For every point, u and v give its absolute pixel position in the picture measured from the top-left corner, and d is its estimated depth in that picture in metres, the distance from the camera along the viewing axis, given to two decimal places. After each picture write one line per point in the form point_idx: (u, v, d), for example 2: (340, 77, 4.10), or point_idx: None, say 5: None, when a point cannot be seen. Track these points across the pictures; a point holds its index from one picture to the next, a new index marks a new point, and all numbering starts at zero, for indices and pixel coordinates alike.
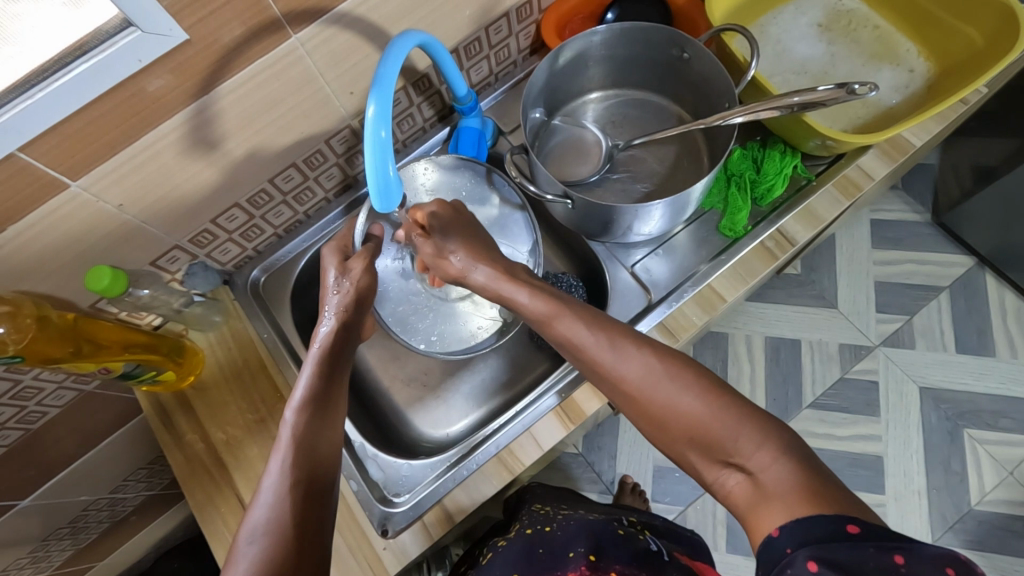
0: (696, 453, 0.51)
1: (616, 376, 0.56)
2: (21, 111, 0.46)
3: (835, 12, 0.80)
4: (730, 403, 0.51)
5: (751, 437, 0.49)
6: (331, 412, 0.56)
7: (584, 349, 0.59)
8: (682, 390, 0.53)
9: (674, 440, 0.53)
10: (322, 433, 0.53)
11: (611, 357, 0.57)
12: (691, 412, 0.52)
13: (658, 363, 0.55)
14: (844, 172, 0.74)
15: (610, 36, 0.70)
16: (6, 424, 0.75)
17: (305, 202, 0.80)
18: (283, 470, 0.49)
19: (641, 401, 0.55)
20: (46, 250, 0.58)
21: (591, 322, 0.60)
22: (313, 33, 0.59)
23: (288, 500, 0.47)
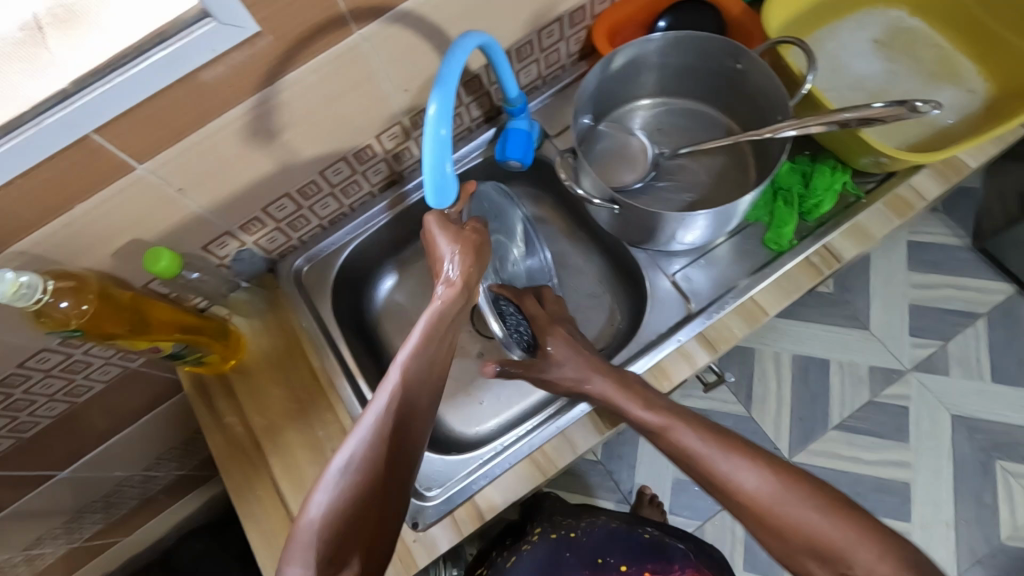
0: (808, 557, 0.51)
1: (732, 488, 0.55)
2: (100, 95, 0.48)
3: (893, 29, 0.79)
4: (851, 514, 0.51)
5: (870, 548, 0.49)
6: (418, 408, 0.54)
7: (699, 459, 0.57)
8: (812, 510, 0.52)
9: (790, 551, 0.53)
10: (404, 429, 0.52)
11: (726, 465, 0.56)
12: (825, 535, 0.51)
13: (779, 481, 0.54)
14: (895, 191, 0.72)
15: (664, 44, 0.71)
16: (54, 395, 0.78)
17: (352, 195, 0.81)
18: (370, 435, 0.50)
19: (760, 515, 0.54)
20: (108, 228, 0.60)
21: (711, 434, 0.59)
22: (375, 29, 0.60)
23: (368, 468, 0.49)
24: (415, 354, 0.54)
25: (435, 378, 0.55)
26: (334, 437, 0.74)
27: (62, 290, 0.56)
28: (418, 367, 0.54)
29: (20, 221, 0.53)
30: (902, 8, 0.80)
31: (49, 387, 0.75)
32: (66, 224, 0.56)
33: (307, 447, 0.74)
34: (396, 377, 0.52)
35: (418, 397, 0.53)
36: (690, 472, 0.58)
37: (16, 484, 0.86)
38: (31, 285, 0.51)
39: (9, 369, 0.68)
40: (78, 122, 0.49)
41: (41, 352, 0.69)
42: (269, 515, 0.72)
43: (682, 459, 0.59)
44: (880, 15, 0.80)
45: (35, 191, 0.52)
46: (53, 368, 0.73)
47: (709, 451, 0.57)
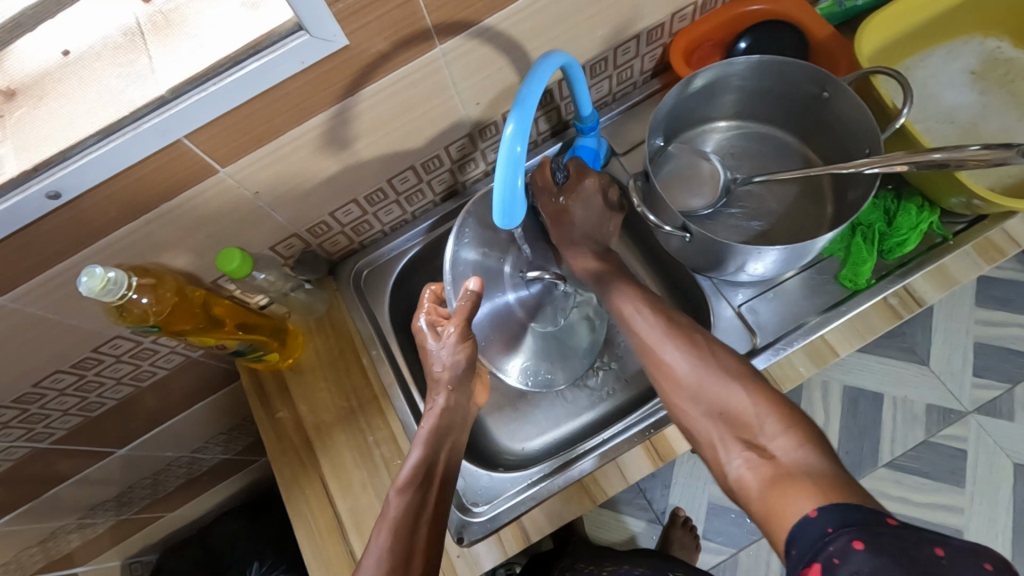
0: (726, 429, 0.56)
1: (667, 371, 0.61)
2: (194, 102, 0.49)
3: (992, 60, 0.75)
4: (772, 399, 0.55)
5: (777, 423, 0.53)
6: (429, 492, 0.61)
7: (643, 342, 0.64)
8: (733, 388, 0.57)
9: (701, 420, 0.59)
10: (419, 513, 0.59)
11: (660, 353, 0.62)
12: (739, 409, 0.56)
13: (702, 359, 0.60)
14: (986, 235, 0.68)
15: (747, 68, 0.68)
16: (121, 378, 0.81)
17: (415, 203, 0.82)
18: (399, 512, 0.59)
19: (689, 384, 0.59)
20: (186, 227, 0.62)
21: (660, 321, 0.65)
22: (457, 44, 0.60)
23: (398, 537, 0.57)
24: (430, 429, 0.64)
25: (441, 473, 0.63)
26: (384, 443, 0.74)
27: (144, 287, 0.58)
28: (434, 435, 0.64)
29: (108, 216, 0.55)
30: (1002, 38, 0.75)
31: (117, 371, 0.78)
32: (149, 221, 0.58)
33: (356, 450, 0.75)
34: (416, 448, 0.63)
35: (430, 482, 0.61)
36: (656, 373, 0.63)
37: (79, 457, 0.91)
38: (118, 281, 0.53)
39: (83, 353, 0.71)
40: (172, 127, 0.50)
41: (115, 338, 0.72)
42: (317, 516, 0.73)
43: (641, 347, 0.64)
44: (978, 45, 0.75)
45: (125, 188, 0.54)
46: (122, 354, 0.76)
47: (703, 369, 0.59)
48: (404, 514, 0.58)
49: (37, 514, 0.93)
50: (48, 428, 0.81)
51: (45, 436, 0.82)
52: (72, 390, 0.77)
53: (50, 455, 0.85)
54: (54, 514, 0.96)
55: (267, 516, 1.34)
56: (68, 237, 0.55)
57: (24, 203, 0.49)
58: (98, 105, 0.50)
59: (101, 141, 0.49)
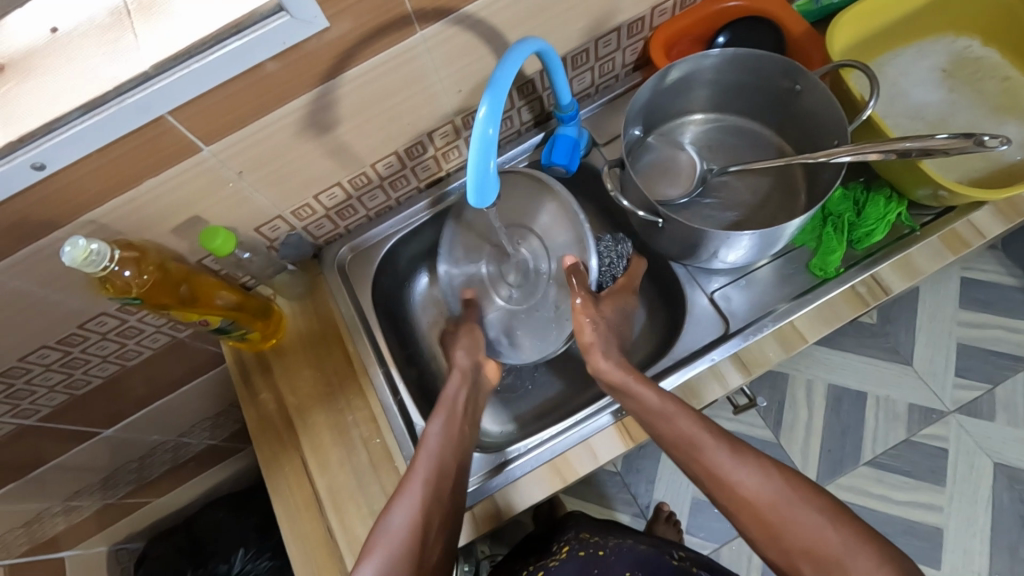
0: (814, 570, 0.55)
1: (738, 492, 0.60)
2: (178, 79, 0.51)
3: (963, 58, 0.76)
4: (854, 525, 0.55)
5: (870, 559, 0.53)
6: (451, 460, 0.65)
7: (696, 445, 0.62)
8: (817, 516, 0.56)
9: (788, 557, 0.57)
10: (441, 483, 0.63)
11: (733, 473, 0.60)
12: (821, 544, 0.55)
13: (786, 487, 0.58)
14: (953, 227, 0.70)
15: (722, 60, 0.70)
16: (107, 357, 0.82)
17: (399, 189, 0.83)
18: (418, 495, 0.61)
19: (758, 510, 0.58)
20: (170, 204, 0.63)
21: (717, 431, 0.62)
22: (437, 30, 0.62)
23: (418, 517, 0.60)
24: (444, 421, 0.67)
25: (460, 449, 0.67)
26: (363, 423, 0.75)
27: (126, 260, 0.59)
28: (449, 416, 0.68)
29: (93, 190, 0.57)
30: (974, 37, 0.77)
31: (103, 348, 0.80)
32: (135, 197, 0.60)
33: (335, 430, 0.76)
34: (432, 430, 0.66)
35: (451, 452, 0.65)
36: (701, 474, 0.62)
37: (65, 436, 0.92)
38: (101, 253, 0.55)
39: (69, 329, 0.73)
40: (155, 103, 0.52)
41: (100, 315, 0.73)
42: (295, 493, 0.74)
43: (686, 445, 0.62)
44: (950, 43, 0.77)
45: (108, 163, 0.55)
46: (107, 332, 0.77)
47: (712, 444, 0.61)
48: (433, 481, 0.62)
49: (23, 492, 0.94)
50: (33, 405, 0.82)
51: (30, 413, 0.83)
52: (58, 366, 0.78)
53: (36, 432, 0.86)
54: (39, 494, 0.97)
55: (252, 504, 1.35)
56: (53, 210, 0.57)
57: (9, 174, 0.50)
58: (82, 80, 0.51)
59: (85, 115, 0.51)
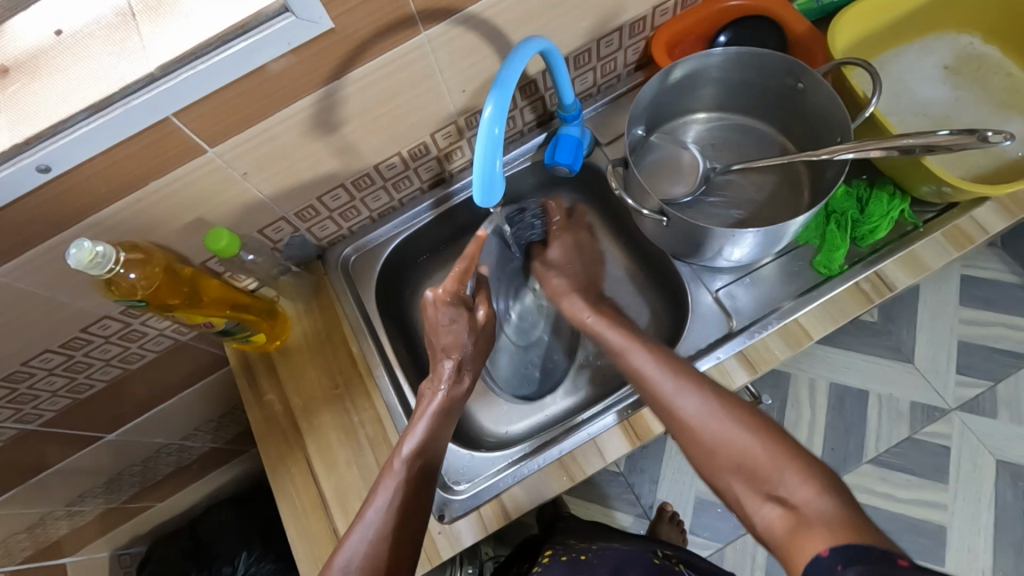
0: (743, 484, 0.54)
1: (677, 413, 0.60)
2: (184, 80, 0.51)
3: (964, 55, 0.77)
4: (781, 445, 0.53)
5: (794, 472, 0.51)
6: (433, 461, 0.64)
7: (648, 382, 0.62)
8: (735, 427, 0.56)
9: (720, 470, 0.56)
10: (424, 483, 0.62)
11: (672, 397, 0.60)
12: (751, 454, 0.54)
13: (715, 405, 0.58)
14: (956, 223, 0.70)
15: (725, 59, 0.70)
16: (110, 360, 0.82)
17: (402, 190, 0.83)
18: (390, 506, 0.60)
19: (691, 426, 0.58)
20: (175, 205, 0.63)
21: (661, 358, 0.64)
22: (442, 30, 0.62)
23: (387, 530, 0.58)
24: (426, 429, 0.65)
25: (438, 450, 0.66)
26: (369, 424, 0.75)
27: (131, 262, 0.59)
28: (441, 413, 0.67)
29: (98, 191, 0.57)
30: (974, 35, 0.77)
31: (107, 352, 0.79)
32: (139, 199, 0.60)
33: (341, 430, 0.76)
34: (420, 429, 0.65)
35: (433, 458, 0.64)
36: (648, 400, 0.63)
37: (68, 440, 0.92)
38: (106, 254, 0.55)
39: (72, 332, 0.72)
40: (160, 105, 0.52)
41: (104, 318, 0.73)
42: (302, 494, 0.74)
43: (634, 379, 0.64)
44: (951, 40, 0.78)
45: (112, 165, 0.55)
46: (111, 335, 0.77)
47: (661, 377, 0.62)
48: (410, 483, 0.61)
49: (25, 497, 0.93)
50: (37, 409, 0.82)
51: (33, 418, 0.83)
52: (61, 370, 0.78)
53: (39, 436, 0.86)
54: (41, 499, 0.97)
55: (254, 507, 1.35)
56: (57, 212, 0.56)
57: (15, 175, 0.50)
58: (88, 82, 0.51)
59: (91, 117, 0.51)
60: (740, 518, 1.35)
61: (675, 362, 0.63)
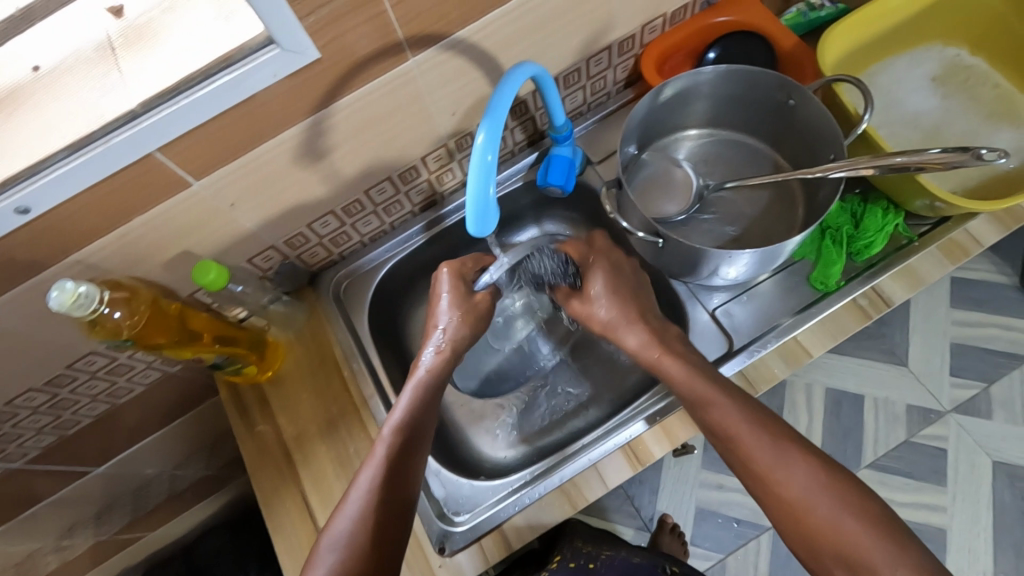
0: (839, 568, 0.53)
1: (772, 482, 0.57)
2: (168, 115, 0.49)
3: (953, 66, 0.77)
4: (886, 531, 0.52)
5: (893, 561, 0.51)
6: (420, 434, 0.64)
7: (742, 444, 0.59)
8: (846, 512, 0.53)
9: (818, 555, 0.55)
10: (410, 454, 0.63)
11: (776, 471, 0.57)
12: (850, 535, 0.53)
13: (820, 481, 0.55)
14: (951, 235, 0.70)
15: (716, 77, 0.70)
16: (97, 395, 0.80)
17: (393, 214, 0.82)
18: (374, 479, 0.60)
19: (788, 502, 0.56)
20: (160, 239, 0.62)
21: (753, 413, 0.60)
22: (430, 56, 0.61)
23: (373, 503, 0.59)
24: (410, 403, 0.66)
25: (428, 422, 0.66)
26: (365, 453, 0.74)
27: (116, 301, 0.57)
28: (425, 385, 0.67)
29: (80, 229, 0.55)
30: (962, 46, 0.77)
31: (93, 387, 0.77)
32: (123, 235, 0.58)
33: (336, 460, 0.74)
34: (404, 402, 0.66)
35: (418, 427, 0.64)
36: (744, 469, 0.59)
37: (55, 475, 0.89)
38: (89, 295, 0.53)
39: (57, 370, 0.70)
40: (143, 141, 0.50)
41: (89, 354, 0.71)
42: (298, 528, 0.72)
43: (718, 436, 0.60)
44: (939, 52, 0.78)
45: (94, 203, 0.54)
46: (97, 371, 0.75)
47: (760, 440, 0.58)
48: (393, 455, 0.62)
49: (12, 536, 0.91)
50: (21, 448, 0.79)
51: (17, 456, 0.80)
52: (46, 408, 0.76)
53: (25, 474, 0.84)
54: (29, 537, 0.94)
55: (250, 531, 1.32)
56: (37, 252, 0.55)
57: None
58: (67, 119, 0.50)
59: (72, 156, 0.49)
60: (742, 526, 1.34)
61: (778, 422, 0.59)
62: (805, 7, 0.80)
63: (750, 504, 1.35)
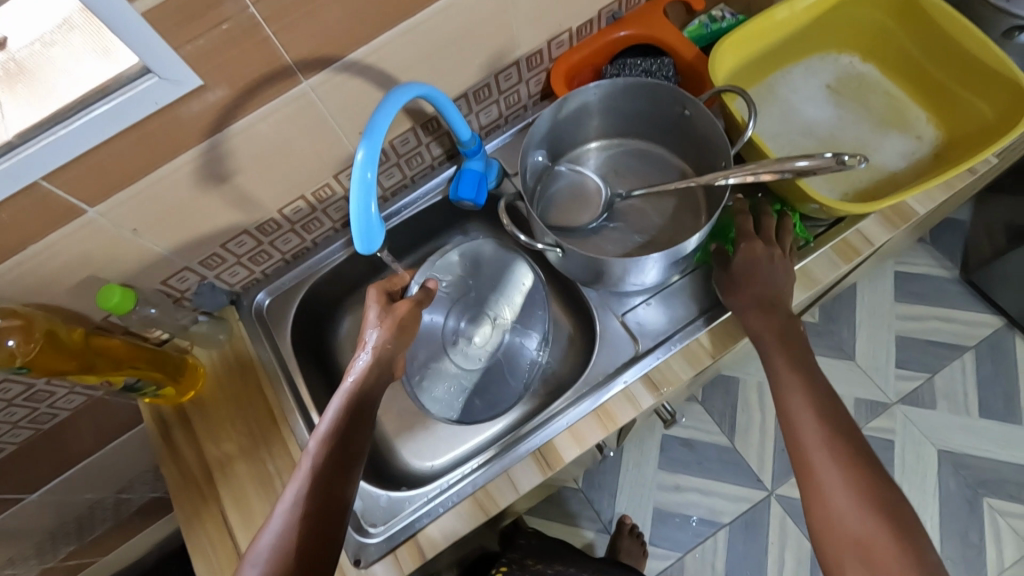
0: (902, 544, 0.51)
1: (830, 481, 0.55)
2: (45, 146, 0.50)
3: (846, 75, 0.80)
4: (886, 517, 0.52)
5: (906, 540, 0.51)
6: (351, 447, 0.60)
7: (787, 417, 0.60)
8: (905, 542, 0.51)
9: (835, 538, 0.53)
10: (337, 468, 0.58)
11: (825, 475, 0.55)
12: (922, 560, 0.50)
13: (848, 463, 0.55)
14: (843, 236, 0.73)
15: (612, 90, 0.73)
16: (18, 422, 0.79)
17: (314, 231, 0.83)
18: (294, 502, 0.56)
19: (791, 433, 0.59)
20: (62, 267, 0.62)
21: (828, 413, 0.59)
22: (323, 78, 0.63)
23: (295, 524, 0.54)
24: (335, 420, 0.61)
25: (361, 437, 0.61)
26: (284, 471, 0.74)
27: (9, 330, 0.58)
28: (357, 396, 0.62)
29: None
30: (854, 54, 0.81)
31: (13, 414, 0.77)
32: (22, 264, 0.59)
33: (256, 479, 0.74)
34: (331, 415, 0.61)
35: (348, 445, 0.60)
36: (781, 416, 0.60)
37: None
38: None
39: None
40: (23, 171, 0.51)
41: (2, 382, 0.71)
42: (217, 549, 0.72)
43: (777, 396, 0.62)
44: (833, 61, 0.81)
45: None
46: (14, 398, 0.75)
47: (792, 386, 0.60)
48: (317, 474, 0.57)
49: None
50: None
51: None
52: None
53: None
54: None
55: None
56: None
57: None
58: None
59: None
60: (698, 526, 1.36)
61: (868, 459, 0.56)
62: (706, 19, 0.82)
63: (704, 503, 1.37)
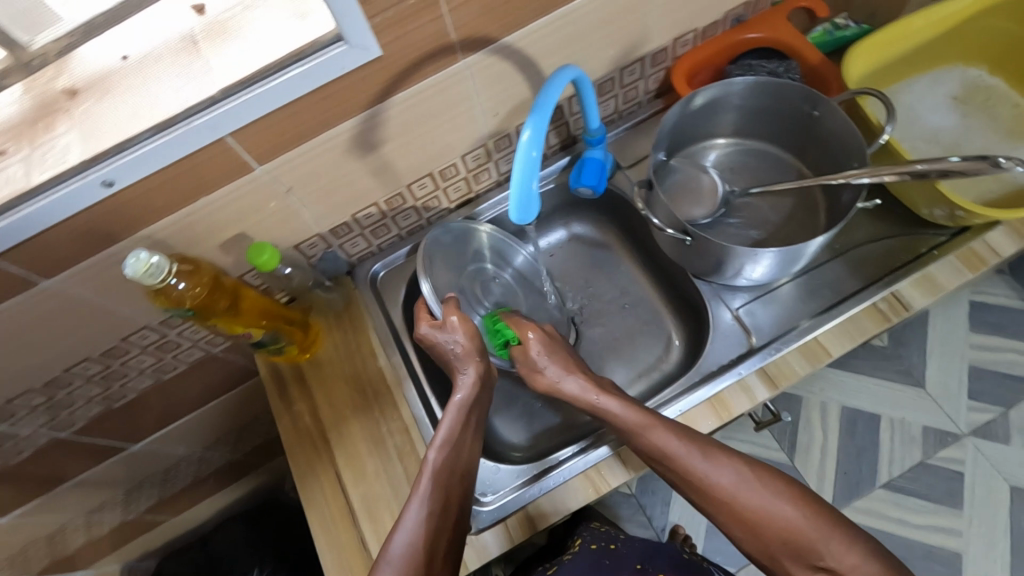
0: (788, 556, 0.59)
1: (763, 514, 0.59)
2: (242, 102, 0.54)
3: (973, 86, 0.80)
4: (812, 505, 0.59)
5: (839, 540, 0.57)
6: (463, 451, 0.65)
7: (674, 458, 0.62)
8: (847, 548, 0.56)
9: (764, 544, 0.60)
10: (455, 473, 0.63)
11: (696, 461, 0.61)
12: (789, 523, 0.58)
13: (751, 475, 0.61)
14: (969, 245, 0.72)
15: (745, 88, 0.74)
16: (145, 369, 0.84)
17: (431, 210, 0.86)
18: (423, 508, 0.60)
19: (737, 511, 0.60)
20: (220, 221, 0.66)
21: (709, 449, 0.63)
22: (479, 58, 0.66)
23: (424, 530, 0.58)
24: (448, 430, 0.66)
25: (466, 449, 0.66)
26: (396, 433, 0.77)
27: (181, 273, 0.64)
28: (462, 407, 0.67)
29: (155, 206, 0.60)
30: (981, 66, 0.81)
31: (142, 361, 0.82)
32: (191, 214, 0.63)
33: (368, 439, 0.77)
34: (442, 426, 0.66)
35: (457, 456, 0.65)
36: (670, 472, 0.63)
37: (96, 449, 0.93)
38: (160, 266, 0.58)
39: (113, 341, 0.75)
40: (220, 125, 0.55)
41: (144, 328, 0.76)
42: (331, 503, 0.75)
43: (657, 456, 0.62)
44: (959, 72, 0.81)
45: (170, 184, 0.59)
46: (148, 345, 0.79)
47: (686, 451, 0.62)
48: (438, 481, 0.62)
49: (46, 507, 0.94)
50: (71, 416, 0.84)
51: (67, 425, 0.84)
52: (98, 378, 0.80)
53: (71, 444, 0.88)
54: (60, 511, 0.98)
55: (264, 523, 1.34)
56: (114, 224, 0.60)
57: (81, 189, 0.54)
58: (154, 103, 0.55)
59: (157, 136, 0.54)
60: None
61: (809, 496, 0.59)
62: (830, 27, 0.85)
63: None
